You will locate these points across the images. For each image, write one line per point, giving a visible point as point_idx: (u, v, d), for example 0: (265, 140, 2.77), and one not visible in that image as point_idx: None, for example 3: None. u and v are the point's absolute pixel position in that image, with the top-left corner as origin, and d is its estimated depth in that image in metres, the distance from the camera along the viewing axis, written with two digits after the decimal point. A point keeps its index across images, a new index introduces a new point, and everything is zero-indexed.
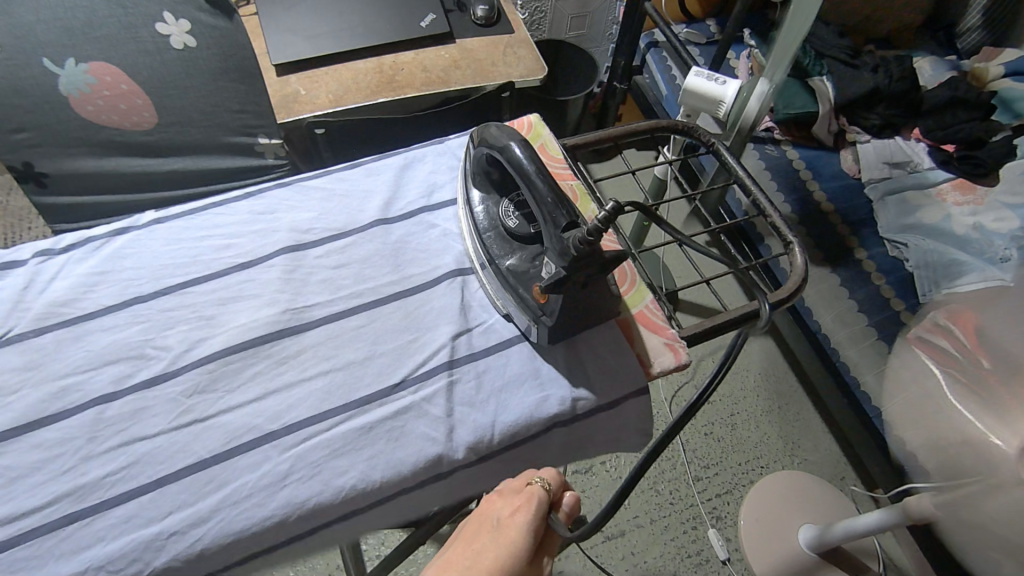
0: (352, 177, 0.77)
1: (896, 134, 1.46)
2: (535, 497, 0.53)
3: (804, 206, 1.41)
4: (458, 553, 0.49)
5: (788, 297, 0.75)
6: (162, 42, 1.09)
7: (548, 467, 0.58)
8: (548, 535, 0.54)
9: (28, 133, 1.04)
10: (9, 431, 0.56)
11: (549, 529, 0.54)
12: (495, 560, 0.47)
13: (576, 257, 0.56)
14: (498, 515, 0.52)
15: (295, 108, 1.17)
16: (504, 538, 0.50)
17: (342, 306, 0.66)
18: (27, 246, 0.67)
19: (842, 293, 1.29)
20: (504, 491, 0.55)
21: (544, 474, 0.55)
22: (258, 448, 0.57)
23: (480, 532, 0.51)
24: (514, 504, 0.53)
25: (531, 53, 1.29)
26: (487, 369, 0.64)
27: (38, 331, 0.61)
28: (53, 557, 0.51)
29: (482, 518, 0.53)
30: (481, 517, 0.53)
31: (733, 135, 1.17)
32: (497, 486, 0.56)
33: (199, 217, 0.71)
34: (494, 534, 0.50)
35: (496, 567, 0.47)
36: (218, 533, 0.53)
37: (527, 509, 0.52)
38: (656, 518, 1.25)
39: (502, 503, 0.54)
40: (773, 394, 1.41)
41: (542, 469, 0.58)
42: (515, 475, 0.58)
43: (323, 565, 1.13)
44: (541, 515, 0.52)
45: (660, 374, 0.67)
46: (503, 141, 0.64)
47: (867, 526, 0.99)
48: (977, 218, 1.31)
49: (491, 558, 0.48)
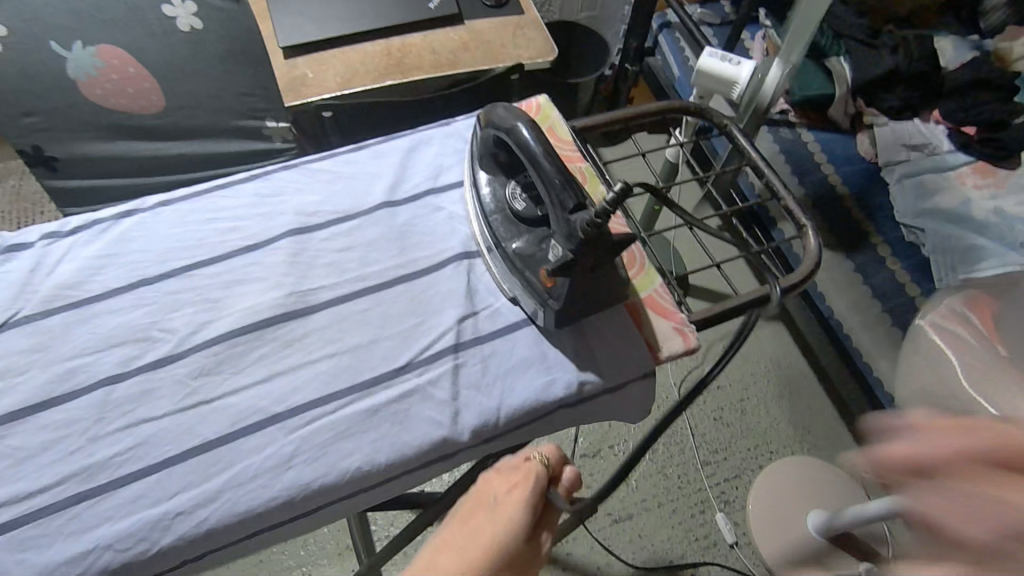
0: (358, 160, 0.76)
1: (915, 116, 1.42)
2: (533, 473, 0.54)
3: (818, 190, 1.39)
4: (454, 532, 0.48)
5: (799, 282, 0.74)
6: (167, 24, 1.10)
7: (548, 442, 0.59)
8: (546, 509, 0.55)
9: (37, 117, 1.07)
10: (18, 411, 0.57)
11: (548, 503, 0.55)
12: (492, 538, 0.47)
13: (584, 241, 0.55)
14: (495, 494, 0.52)
15: (303, 92, 1.12)
16: (501, 517, 0.50)
17: (347, 289, 0.66)
18: (34, 228, 0.67)
19: (857, 278, 1.28)
20: (501, 468, 0.55)
21: (543, 449, 0.56)
22: (263, 430, 0.57)
23: (476, 509, 0.51)
24: (511, 481, 0.53)
25: (541, 36, 1.27)
26: (493, 354, 0.63)
27: (46, 313, 0.62)
28: (61, 536, 0.51)
29: (478, 496, 0.52)
30: (478, 496, 0.52)
31: (747, 118, 1.15)
32: (493, 464, 0.56)
33: (204, 200, 0.71)
34: (490, 513, 0.50)
35: (494, 545, 0.47)
36: (223, 514, 0.53)
37: (524, 486, 0.52)
38: (665, 503, 1.25)
39: (499, 479, 0.54)
40: (784, 381, 1.39)
41: (543, 446, 0.58)
42: (518, 448, 0.59)
43: (333, 545, 1.14)
44: (539, 491, 0.53)
45: (668, 359, 0.66)
46: (509, 122, 0.63)
47: (879, 512, 0.98)
48: (997, 201, 1.28)
49: (487, 536, 0.48)
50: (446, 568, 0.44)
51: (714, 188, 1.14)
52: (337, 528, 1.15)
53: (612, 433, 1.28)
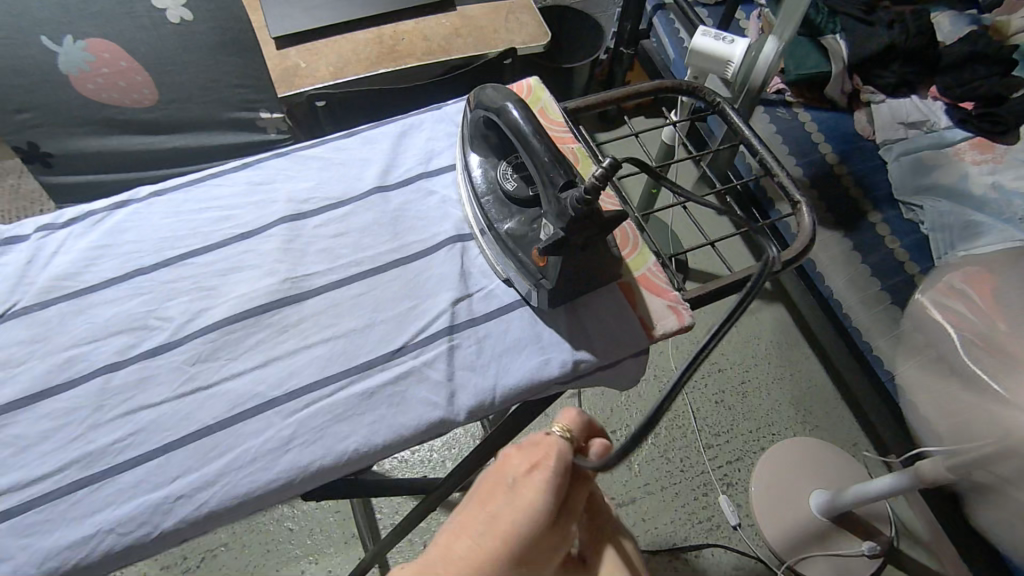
0: (350, 146, 0.76)
1: (912, 93, 1.41)
2: (555, 452, 0.51)
3: (816, 169, 1.38)
4: (472, 515, 0.46)
5: (793, 258, 0.74)
6: (157, 16, 1.08)
7: (568, 409, 0.59)
8: (574, 481, 0.53)
9: (30, 113, 1.07)
10: (19, 401, 0.57)
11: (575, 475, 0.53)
12: (513, 528, 0.45)
13: (574, 218, 0.55)
14: (513, 474, 0.49)
15: (295, 82, 1.12)
16: (522, 500, 0.47)
17: (341, 275, 0.66)
18: (29, 221, 0.67)
19: (855, 257, 1.27)
20: (522, 445, 0.53)
21: (561, 423, 0.55)
22: (260, 414, 0.57)
23: (495, 492, 0.48)
24: (532, 459, 0.50)
25: (534, 20, 1.26)
26: (488, 335, 0.63)
27: (43, 303, 0.62)
28: (65, 522, 0.52)
29: (497, 475, 0.50)
30: (496, 474, 0.50)
31: (741, 96, 1.13)
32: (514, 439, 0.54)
33: (196, 189, 0.71)
34: (509, 496, 0.47)
35: (515, 535, 0.45)
36: (223, 497, 0.53)
37: (546, 469, 0.49)
38: (667, 486, 1.25)
39: (519, 456, 0.51)
40: (784, 361, 1.40)
41: (562, 412, 0.58)
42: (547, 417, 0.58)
43: (339, 534, 1.15)
44: (563, 470, 0.51)
45: (663, 337, 0.66)
46: (499, 102, 0.63)
47: (881, 489, 0.98)
48: (996, 176, 1.27)
49: (508, 524, 0.45)
50: (464, 559, 0.43)
51: (709, 168, 1.14)
52: (342, 517, 1.16)
53: (613, 418, 1.29)
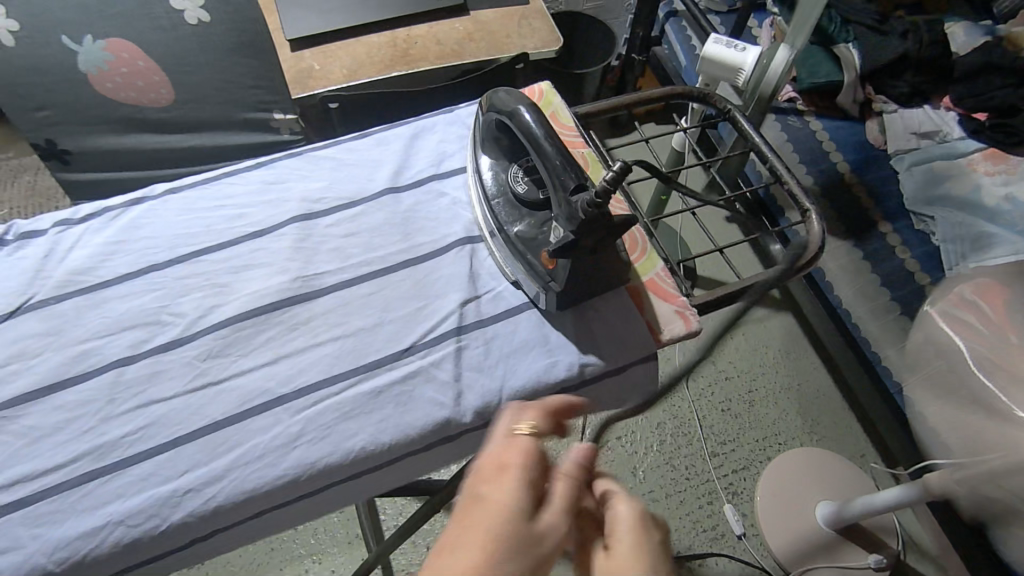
0: (362, 147, 0.77)
1: (925, 103, 1.41)
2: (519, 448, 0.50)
3: (827, 178, 1.38)
4: (449, 533, 0.45)
5: (802, 266, 0.74)
6: (175, 17, 1.10)
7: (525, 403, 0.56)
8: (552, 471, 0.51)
9: (49, 111, 1.09)
10: (33, 393, 0.58)
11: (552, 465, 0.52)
12: (491, 535, 0.44)
13: (584, 221, 0.56)
14: (482, 482, 0.48)
15: (308, 83, 1.13)
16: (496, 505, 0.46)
17: (351, 275, 0.66)
18: (47, 216, 0.69)
19: (865, 266, 1.27)
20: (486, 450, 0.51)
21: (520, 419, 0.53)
22: (269, 410, 0.58)
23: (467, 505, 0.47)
24: (498, 461, 0.49)
25: (546, 25, 1.27)
26: (496, 337, 0.64)
27: (59, 297, 0.63)
28: (75, 512, 0.53)
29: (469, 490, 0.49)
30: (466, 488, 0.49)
31: (751, 104, 1.12)
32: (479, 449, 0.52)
33: (210, 187, 0.72)
34: (483, 504, 0.46)
35: (496, 538, 0.44)
36: (231, 491, 0.54)
37: (513, 468, 0.48)
38: (672, 493, 1.25)
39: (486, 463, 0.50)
40: (792, 370, 1.39)
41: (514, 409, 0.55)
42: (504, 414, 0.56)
43: (343, 533, 1.16)
44: (532, 464, 0.49)
45: (670, 342, 0.66)
46: (512, 106, 0.63)
47: (888, 501, 0.98)
48: (1009, 188, 1.26)
49: (486, 532, 0.44)
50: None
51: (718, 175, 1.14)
52: (347, 517, 1.17)
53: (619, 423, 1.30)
